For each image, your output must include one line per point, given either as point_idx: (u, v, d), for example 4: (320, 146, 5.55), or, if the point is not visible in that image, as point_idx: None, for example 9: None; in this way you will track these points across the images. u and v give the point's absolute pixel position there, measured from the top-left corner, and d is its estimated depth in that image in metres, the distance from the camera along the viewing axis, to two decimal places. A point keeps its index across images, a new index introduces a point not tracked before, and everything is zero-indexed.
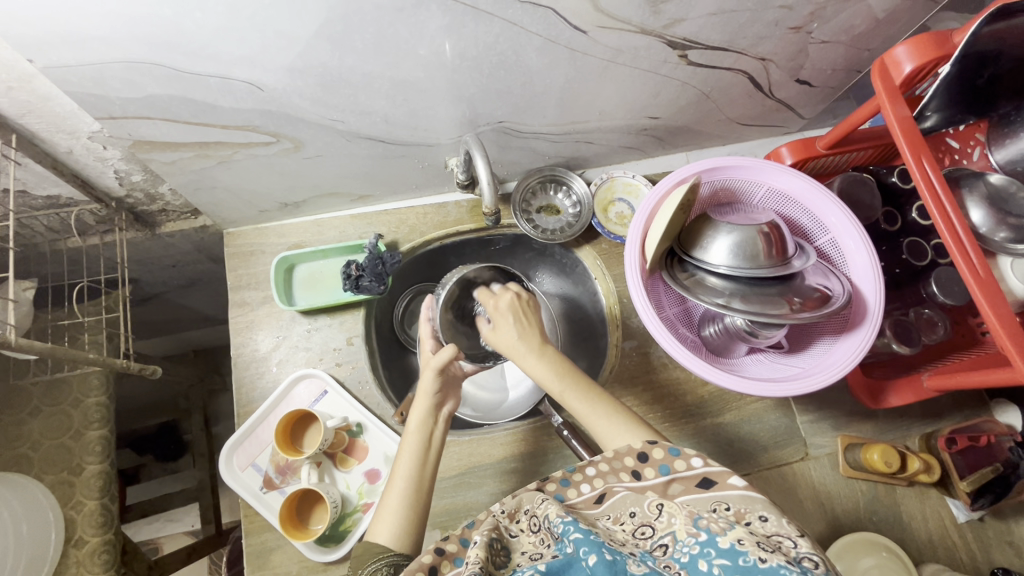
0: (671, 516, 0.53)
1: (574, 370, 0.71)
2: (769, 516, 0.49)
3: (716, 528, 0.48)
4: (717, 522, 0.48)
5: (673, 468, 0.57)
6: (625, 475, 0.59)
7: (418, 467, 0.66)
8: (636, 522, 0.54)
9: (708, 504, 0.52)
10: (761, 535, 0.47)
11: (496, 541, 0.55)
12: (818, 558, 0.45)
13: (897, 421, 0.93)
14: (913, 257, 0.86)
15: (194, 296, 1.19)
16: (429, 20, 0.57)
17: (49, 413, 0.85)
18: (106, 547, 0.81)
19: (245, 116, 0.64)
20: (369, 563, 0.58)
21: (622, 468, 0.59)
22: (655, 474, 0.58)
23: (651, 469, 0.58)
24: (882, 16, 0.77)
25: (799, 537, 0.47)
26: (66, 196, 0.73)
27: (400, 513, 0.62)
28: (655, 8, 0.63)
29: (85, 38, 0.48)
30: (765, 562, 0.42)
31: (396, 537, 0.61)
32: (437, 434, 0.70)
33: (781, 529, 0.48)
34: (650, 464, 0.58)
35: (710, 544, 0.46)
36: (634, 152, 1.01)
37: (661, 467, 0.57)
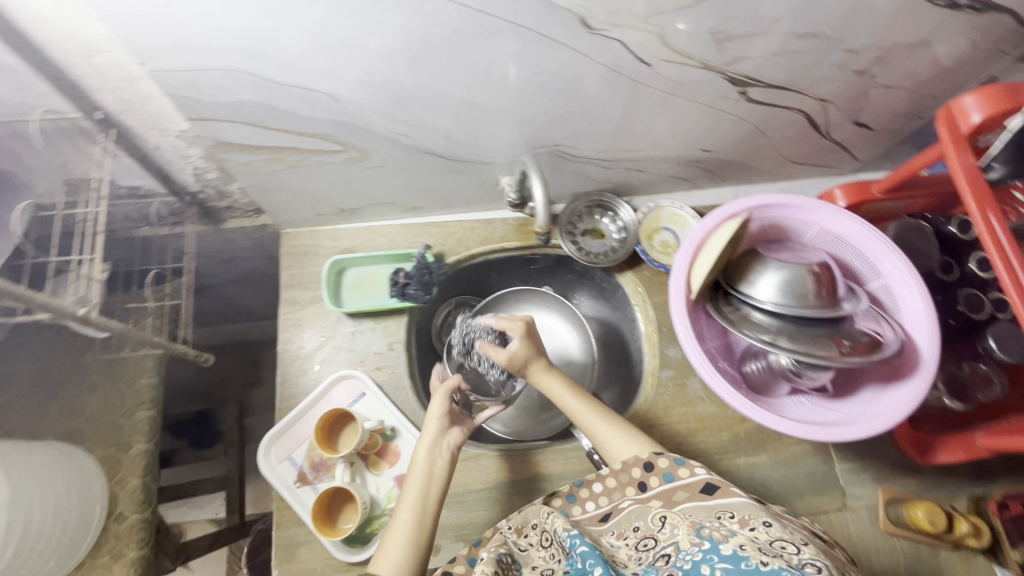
0: (673, 527, 0.57)
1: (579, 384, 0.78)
2: (773, 522, 0.52)
3: (718, 537, 0.51)
4: (719, 530, 0.52)
5: (676, 476, 0.63)
6: (630, 489, 0.66)
7: (422, 499, 0.66)
8: (639, 536, 0.59)
9: (713, 512, 0.57)
10: (763, 540, 0.49)
11: (506, 555, 0.60)
12: (819, 564, 0.45)
13: (942, 479, 0.89)
14: (970, 309, 0.83)
15: (243, 291, 1.24)
16: (502, 46, 0.60)
17: (106, 390, 0.89)
18: (143, 525, 0.85)
19: (319, 125, 0.68)
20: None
21: (628, 481, 0.67)
22: (660, 482, 0.64)
23: (656, 477, 0.65)
24: (949, 64, 0.77)
25: (801, 545, 0.48)
26: (147, 188, 0.78)
27: (406, 548, 0.62)
28: (720, 45, 0.64)
29: (192, 46, 0.52)
30: (766, 566, 0.44)
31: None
32: (442, 467, 0.70)
33: (783, 536, 0.50)
34: (655, 473, 0.65)
35: (713, 551, 0.49)
36: (682, 183, 1.02)
37: (665, 475, 0.64)
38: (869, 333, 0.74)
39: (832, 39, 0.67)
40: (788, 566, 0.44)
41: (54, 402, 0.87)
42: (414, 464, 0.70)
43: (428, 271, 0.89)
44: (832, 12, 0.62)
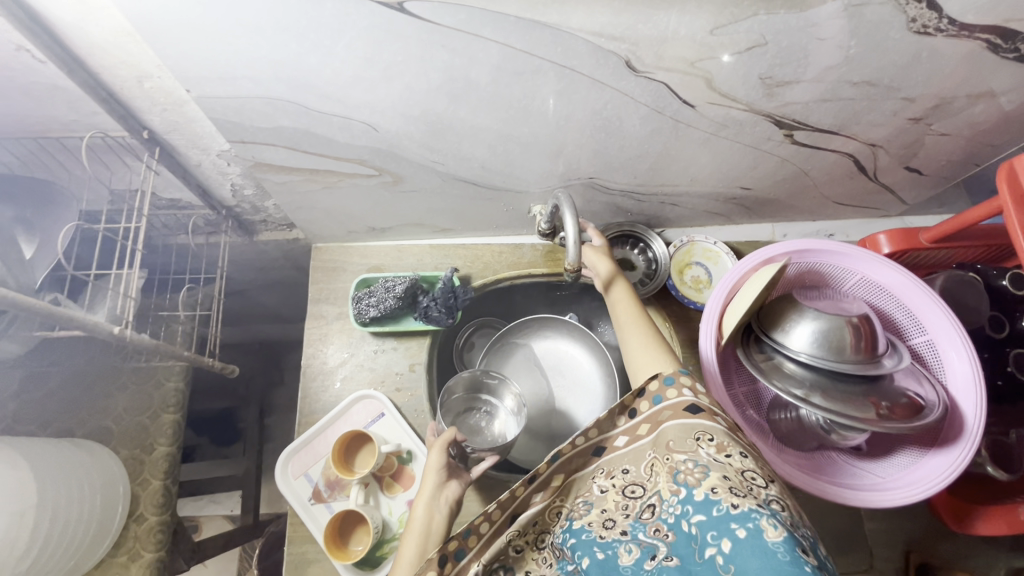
0: (657, 473, 0.52)
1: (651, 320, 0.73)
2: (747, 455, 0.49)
3: (693, 481, 0.47)
4: (693, 473, 0.48)
5: (664, 398, 0.57)
6: (620, 419, 0.60)
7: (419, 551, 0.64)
8: (627, 480, 0.54)
9: (692, 433, 0.52)
10: (734, 470, 0.47)
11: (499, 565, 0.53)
12: (783, 499, 0.45)
13: (978, 547, 0.85)
14: (1020, 370, 0.80)
15: (272, 296, 1.26)
16: (544, 84, 0.59)
17: (135, 391, 0.91)
18: (161, 527, 0.87)
19: (356, 152, 0.68)
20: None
21: (619, 411, 0.60)
22: (649, 406, 0.58)
23: (646, 401, 0.59)
24: (1013, 115, 0.73)
25: (768, 480, 0.47)
26: (187, 201, 0.80)
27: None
28: (768, 90, 0.62)
29: (238, 76, 0.53)
30: (737, 508, 0.43)
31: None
32: (438, 518, 0.67)
33: (755, 467, 0.48)
34: (645, 398, 0.59)
35: (689, 500, 0.47)
36: (717, 218, 0.99)
37: (654, 398, 0.58)
38: (908, 394, 0.71)
39: (888, 87, 0.64)
40: (759, 506, 0.43)
41: (85, 399, 0.89)
42: (410, 517, 0.67)
43: (384, 300, 0.86)
44: (891, 61, 0.59)
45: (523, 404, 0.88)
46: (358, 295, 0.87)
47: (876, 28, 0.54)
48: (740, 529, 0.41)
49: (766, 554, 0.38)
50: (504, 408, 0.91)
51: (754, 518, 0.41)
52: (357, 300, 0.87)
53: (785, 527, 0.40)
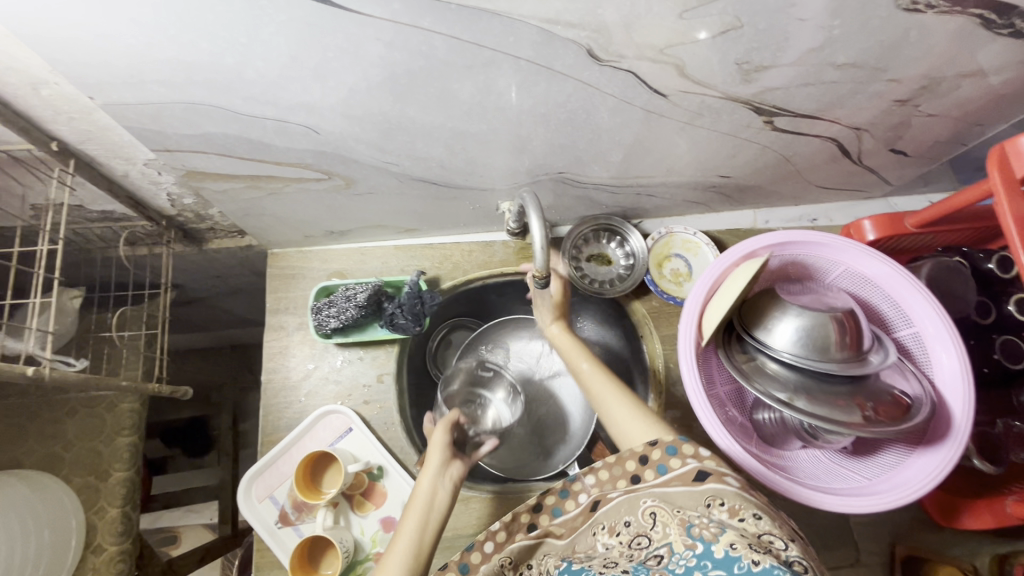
0: (665, 526, 0.51)
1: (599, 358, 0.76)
2: (762, 515, 0.47)
3: (709, 535, 0.46)
4: (709, 529, 0.47)
5: (669, 467, 0.56)
6: (621, 482, 0.59)
7: (420, 531, 0.57)
8: (631, 533, 0.53)
9: (700, 500, 0.51)
10: (751, 533, 0.46)
11: None
12: (807, 563, 0.42)
13: (962, 536, 0.84)
14: (1009, 358, 0.77)
15: (234, 301, 1.19)
16: (499, 78, 0.53)
17: (85, 415, 0.86)
18: (122, 557, 0.82)
19: (299, 155, 0.62)
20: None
21: (621, 474, 0.60)
22: (653, 475, 0.56)
23: (650, 470, 0.57)
24: (1004, 93, 0.68)
25: (790, 541, 0.45)
26: (120, 213, 0.73)
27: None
28: (746, 76, 0.57)
29: (146, 80, 0.47)
30: (758, 565, 0.40)
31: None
32: (442, 497, 0.61)
33: (773, 529, 0.46)
34: (649, 466, 0.57)
35: (707, 556, 0.44)
36: (697, 207, 0.95)
37: (659, 467, 0.56)
38: (895, 392, 0.68)
39: (874, 69, 0.59)
40: (781, 565, 0.40)
41: (31, 427, 0.84)
42: (413, 492, 0.62)
43: (345, 309, 0.80)
44: (878, 41, 0.54)
45: (517, 392, 0.91)
46: (317, 305, 0.81)
47: (861, 7, 0.49)
48: None
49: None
50: (492, 400, 0.91)
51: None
52: (317, 310, 0.81)
53: None
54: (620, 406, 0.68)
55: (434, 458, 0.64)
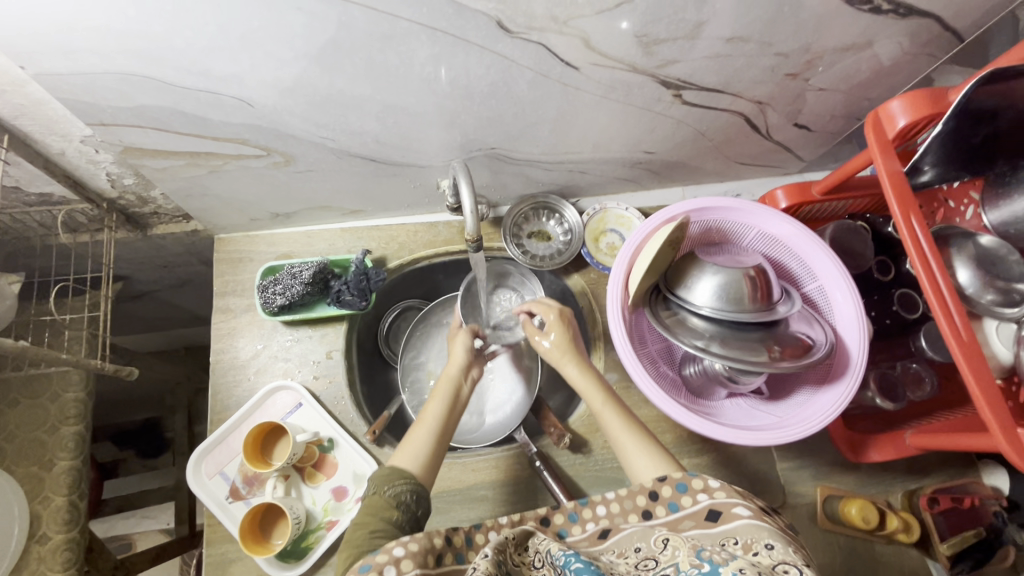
0: (675, 548, 0.49)
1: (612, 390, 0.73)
2: (777, 545, 0.45)
3: (719, 559, 0.44)
4: (720, 553, 0.45)
5: (681, 505, 0.56)
6: (632, 515, 0.57)
7: (446, 412, 0.70)
8: (640, 556, 0.51)
9: (717, 539, 0.50)
10: (766, 564, 0.43)
11: (501, 563, 0.50)
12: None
13: (877, 476, 0.91)
14: (904, 309, 0.86)
15: (185, 296, 1.20)
16: (418, 49, 0.57)
17: (28, 405, 0.85)
18: (69, 545, 0.81)
19: (235, 130, 0.65)
20: (388, 486, 0.61)
21: (632, 508, 0.57)
22: (664, 512, 0.56)
23: (660, 507, 0.57)
24: (881, 66, 0.77)
25: (806, 567, 0.42)
26: (59, 195, 0.74)
27: (423, 446, 0.66)
28: (647, 49, 0.63)
29: (76, 49, 0.49)
30: None
31: (420, 465, 0.65)
32: (465, 390, 0.74)
33: (788, 559, 0.43)
34: (660, 501, 0.57)
35: (713, 574, 0.42)
36: (629, 184, 1.01)
37: (669, 504, 0.56)
38: (800, 336, 0.74)
39: (760, 43, 0.66)
40: None
41: None
42: (439, 383, 0.74)
43: (291, 286, 0.83)
44: (757, 16, 0.62)
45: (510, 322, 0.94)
46: (263, 283, 0.83)
47: None
48: None
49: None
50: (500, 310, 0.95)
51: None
52: (263, 288, 0.83)
53: None
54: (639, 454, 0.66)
55: (461, 359, 0.75)
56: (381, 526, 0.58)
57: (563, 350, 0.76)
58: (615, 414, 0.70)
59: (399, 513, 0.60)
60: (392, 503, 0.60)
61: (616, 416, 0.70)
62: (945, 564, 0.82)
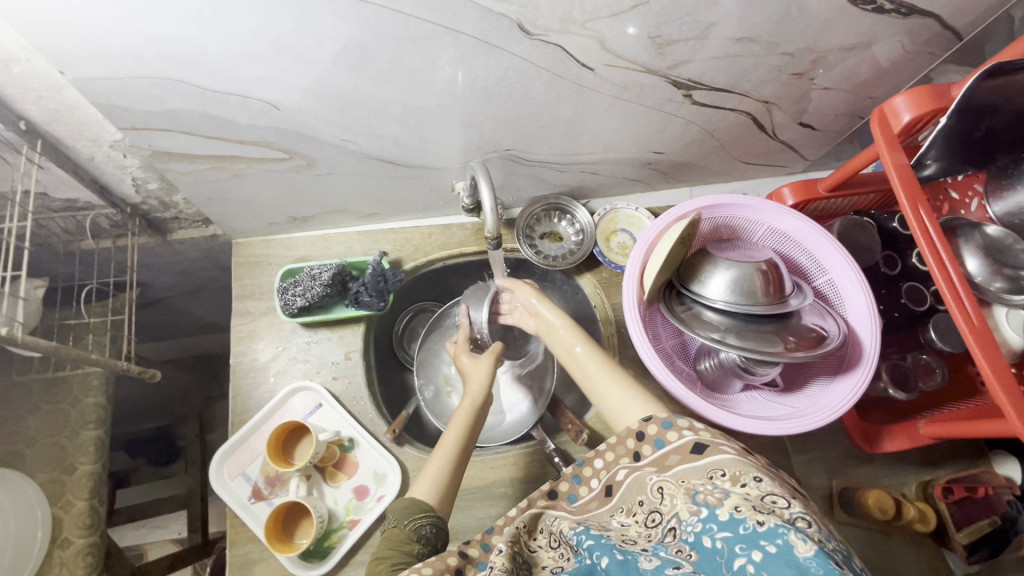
0: (673, 497, 0.50)
1: (595, 341, 0.76)
2: (764, 477, 0.45)
3: (714, 501, 0.45)
4: (713, 493, 0.46)
5: (666, 440, 0.55)
6: (625, 460, 0.58)
7: (464, 439, 0.70)
8: (646, 510, 0.53)
9: (705, 472, 0.49)
10: (756, 498, 0.44)
11: (519, 554, 0.53)
12: (813, 517, 0.41)
13: (891, 468, 0.92)
14: (912, 301, 0.87)
15: (198, 302, 1.21)
16: (442, 52, 0.59)
17: (48, 410, 0.86)
18: (90, 549, 0.81)
19: (260, 133, 0.66)
20: (408, 523, 0.61)
21: (624, 453, 0.59)
22: (652, 450, 0.56)
23: (647, 445, 0.56)
24: (884, 65, 0.79)
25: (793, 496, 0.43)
26: (84, 201, 0.75)
27: (435, 478, 0.66)
28: (660, 50, 0.65)
29: (116, 54, 0.51)
30: (763, 525, 0.40)
31: (438, 496, 0.65)
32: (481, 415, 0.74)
33: (775, 489, 0.44)
34: (647, 441, 0.57)
35: (712, 519, 0.44)
36: (638, 185, 1.04)
37: (655, 442, 0.56)
38: (814, 327, 0.76)
39: (769, 43, 0.69)
40: (784, 523, 0.40)
41: None
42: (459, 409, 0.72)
43: (311, 288, 0.84)
44: (766, 17, 0.64)
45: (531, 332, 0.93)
46: (283, 285, 0.85)
47: None
48: (770, 546, 0.38)
49: (799, 569, 0.36)
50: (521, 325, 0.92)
51: (782, 533, 0.39)
52: (283, 290, 0.84)
53: (816, 541, 0.38)
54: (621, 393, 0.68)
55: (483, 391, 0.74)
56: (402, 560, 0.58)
57: (547, 309, 0.81)
58: (596, 357, 0.73)
59: (421, 546, 0.61)
60: (414, 536, 0.61)
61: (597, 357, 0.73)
62: (962, 554, 0.84)
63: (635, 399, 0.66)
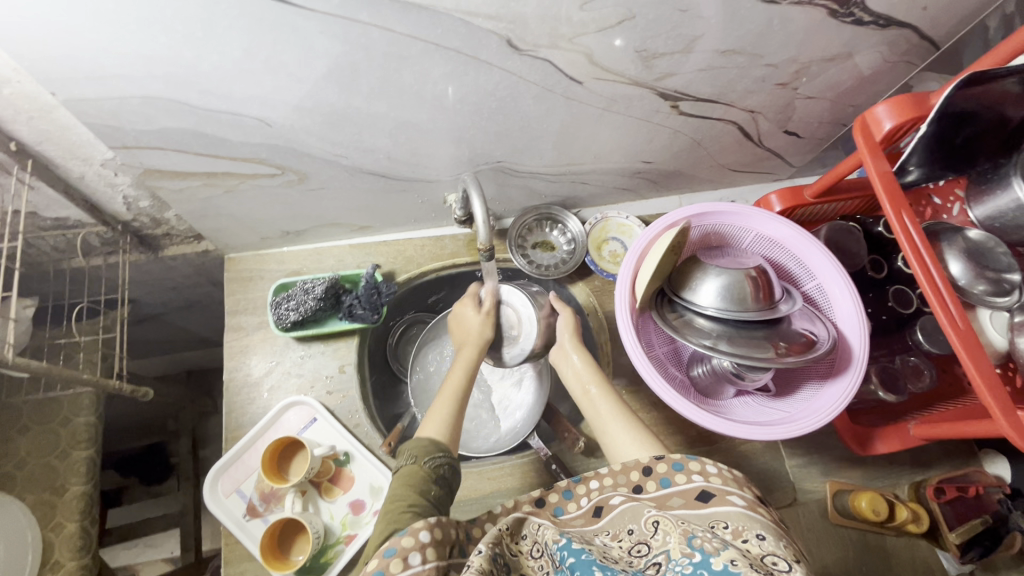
0: (666, 534, 0.51)
1: (608, 383, 0.77)
2: (767, 536, 0.47)
3: (710, 548, 0.45)
4: (711, 542, 0.46)
5: (673, 481, 0.57)
6: (625, 487, 0.59)
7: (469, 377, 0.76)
8: (634, 540, 0.53)
9: (705, 521, 0.51)
10: (755, 556, 0.45)
11: (499, 556, 0.51)
12: None
13: (884, 469, 0.93)
14: (899, 304, 0.89)
15: (190, 317, 1.20)
16: (432, 68, 0.60)
17: (37, 431, 0.85)
18: (82, 572, 0.80)
19: (253, 150, 0.67)
20: (428, 461, 0.62)
21: (624, 483, 0.59)
22: (656, 487, 0.57)
23: (652, 482, 0.58)
24: (865, 74, 0.81)
25: (795, 562, 0.44)
26: (75, 219, 0.76)
27: (446, 419, 0.69)
28: (647, 63, 0.67)
29: (107, 75, 0.51)
30: None
31: (445, 434, 0.67)
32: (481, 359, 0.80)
33: (777, 551, 0.45)
34: (653, 477, 0.58)
35: (705, 565, 0.43)
36: (628, 194, 1.05)
37: (661, 480, 0.57)
38: (804, 333, 0.77)
39: (753, 55, 0.70)
40: None
41: None
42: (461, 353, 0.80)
43: (305, 302, 0.84)
44: (749, 30, 0.65)
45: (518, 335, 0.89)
46: (276, 300, 0.85)
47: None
48: None
49: None
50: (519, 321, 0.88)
51: None
52: (276, 305, 0.84)
53: None
54: (624, 430, 0.69)
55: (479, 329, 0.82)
56: (420, 501, 0.58)
57: (569, 345, 0.82)
58: (608, 399, 0.74)
59: (437, 487, 0.61)
60: (433, 477, 0.61)
61: (609, 403, 0.73)
62: (954, 553, 0.84)
63: (633, 440, 0.67)
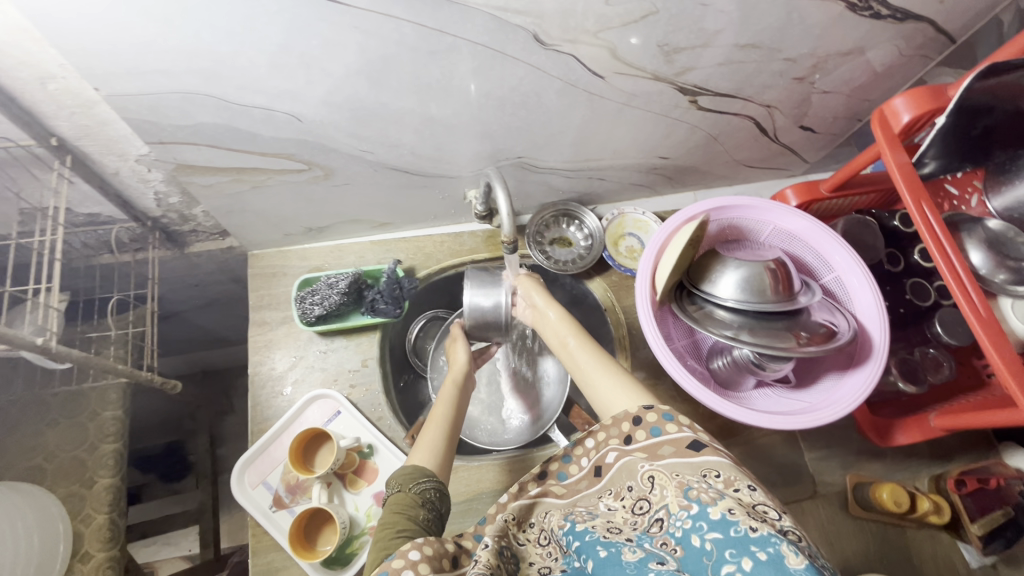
0: (663, 488, 0.52)
1: (586, 334, 0.78)
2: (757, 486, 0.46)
3: (706, 498, 0.46)
4: (707, 492, 0.47)
5: (664, 430, 0.55)
6: (617, 442, 0.59)
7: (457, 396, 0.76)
8: (634, 497, 0.55)
9: (698, 468, 0.50)
10: (746, 503, 0.45)
11: (506, 549, 0.53)
12: (802, 531, 0.42)
13: (903, 461, 0.93)
14: (917, 297, 0.90)
15: (210, 315, 1.21)
16: (459, 63, 0.61)
17: (66, 425, 0.86)
18: (111, 563, 0.81)
19: (282, 145, 0.68)
20: (414, 486, 0.61)
21: (616, 434, 0.60)
22: (646, 435, 0.57)
23: (643, 431, 0.57)
24: (880, 69, 0.82)
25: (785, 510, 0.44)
26: (106, 215, 0.77)
27: (436, 445, 0.68)
28: (668, 57, 0.68)
29: (148, 70, 0.53)
30: (755, 532, 0.41)
31: (437, 461, 0.66)
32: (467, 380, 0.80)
33: (767, 499, 0.45)
34: (642, 427, 0.57)
35: (703, 517, 0.45)
36: (644, 190, 1.06)
37: (652, 429, 0.56)
38: (824, 324, 0.77)
39: (771, 49, 0.71)
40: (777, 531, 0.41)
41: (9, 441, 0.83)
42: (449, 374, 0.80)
43: (329, 296, 0.85)
44: (768, 24, 0.66)
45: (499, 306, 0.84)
46: (301, 295, 0.86)
47: None
48: (759, 552, 0.39)
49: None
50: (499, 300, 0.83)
51: (773, 542, 0.39)
52: (301, 300, 0.86)
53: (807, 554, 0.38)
54: (607, 378, 0.70)
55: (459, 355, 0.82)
56: (410, 526, 0.57)
57: (543, 300, 0.82)
58: (586, 350, 0.75)
59: (425, 511, 0.60)
60: (419, 502, 0.60)
61: (587, 352, 0.75)
62: (978, 545, 0.85)
63: (620, 388, 0.68)
